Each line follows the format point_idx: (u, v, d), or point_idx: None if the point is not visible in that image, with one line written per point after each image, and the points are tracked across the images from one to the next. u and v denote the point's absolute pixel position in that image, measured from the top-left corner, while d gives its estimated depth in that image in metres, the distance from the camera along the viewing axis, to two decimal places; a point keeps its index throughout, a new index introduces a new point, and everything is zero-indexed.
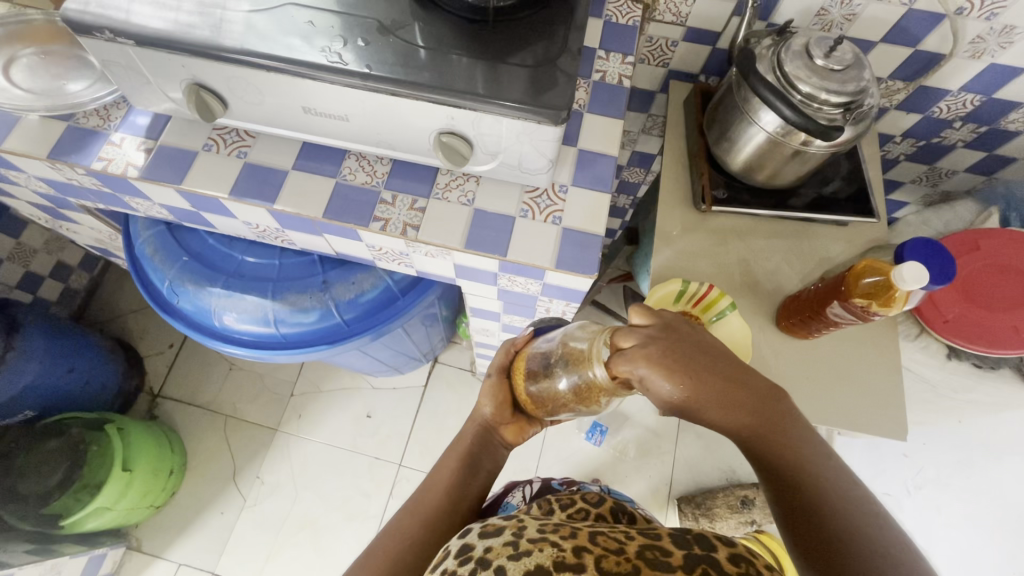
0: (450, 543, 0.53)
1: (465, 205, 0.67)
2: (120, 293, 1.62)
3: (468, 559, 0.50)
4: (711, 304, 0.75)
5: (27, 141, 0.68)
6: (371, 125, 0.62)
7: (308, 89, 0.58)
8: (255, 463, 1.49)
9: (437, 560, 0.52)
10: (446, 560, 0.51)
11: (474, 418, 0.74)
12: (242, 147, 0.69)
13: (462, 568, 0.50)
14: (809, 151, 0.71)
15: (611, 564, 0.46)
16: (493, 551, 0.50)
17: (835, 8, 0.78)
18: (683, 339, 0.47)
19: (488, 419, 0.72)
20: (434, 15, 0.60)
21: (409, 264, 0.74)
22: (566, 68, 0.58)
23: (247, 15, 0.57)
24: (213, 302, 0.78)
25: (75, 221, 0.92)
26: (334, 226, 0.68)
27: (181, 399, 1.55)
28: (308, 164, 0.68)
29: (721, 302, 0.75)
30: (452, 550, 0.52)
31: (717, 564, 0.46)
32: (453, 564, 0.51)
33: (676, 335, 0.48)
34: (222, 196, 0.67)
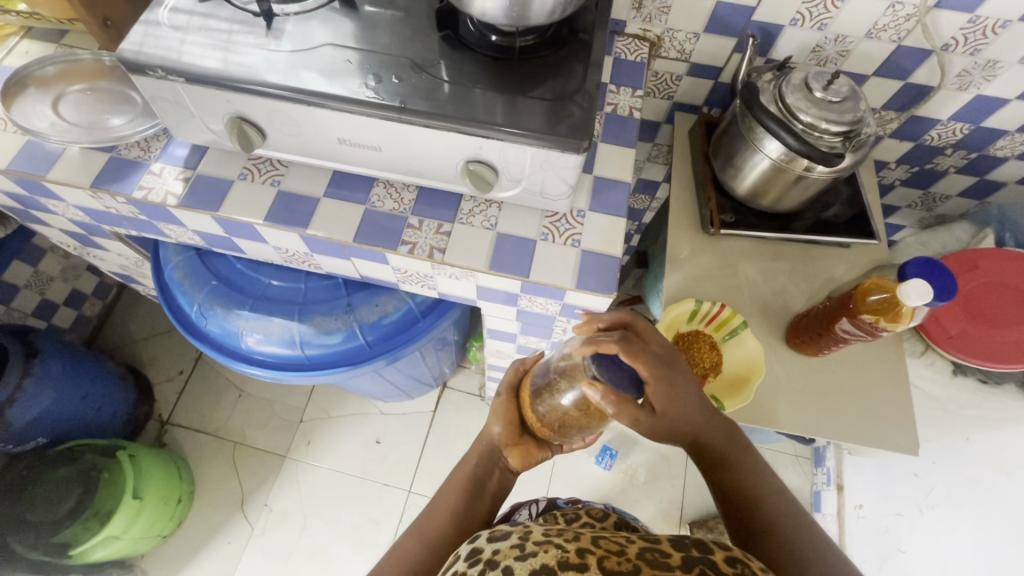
0: (461, 547, 0.55)
1: (488, 229, 0.71)
2: (133, 320, 1.64)
3: (478, 561, 0.52)
4: (723, 322, 0.79)
5: (72, 171, 0.71)
6: (401, 154, 0.65)
7: (344, 122, 0.62)
8: (263, 489, 1.48)
9: (448, 563, 0.54)
10: (457, 562, 0.53)
11: (482, 437, 0.75)
12: (276, 176, 0.72)
13: (471, 570, 0.52)
14: (812, 176, 0.75)
15: (612, 563, 0.48)
16: (501, 553, 0.52)
17: (830, 45, 0.83)
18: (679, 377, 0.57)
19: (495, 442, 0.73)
20: (461, 54, 0.65)
21: (432, 286, 0.76)
22: (585, 101, 0.63)
23: (289, 55, 0.62)
24: (241, 325, 0.80)
25: (104, 248, 0.95)
26: (362, 250, 0.71)
27: (191, 426, 1.55)
28: (339, 191, 0.72)
29: (733, 321, 0.79)
30: (462, 553, 0.54)
31: (713, 565, 0.48)
32: (463, 566, 0.53)
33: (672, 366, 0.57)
34: (256, 222, 0.70)
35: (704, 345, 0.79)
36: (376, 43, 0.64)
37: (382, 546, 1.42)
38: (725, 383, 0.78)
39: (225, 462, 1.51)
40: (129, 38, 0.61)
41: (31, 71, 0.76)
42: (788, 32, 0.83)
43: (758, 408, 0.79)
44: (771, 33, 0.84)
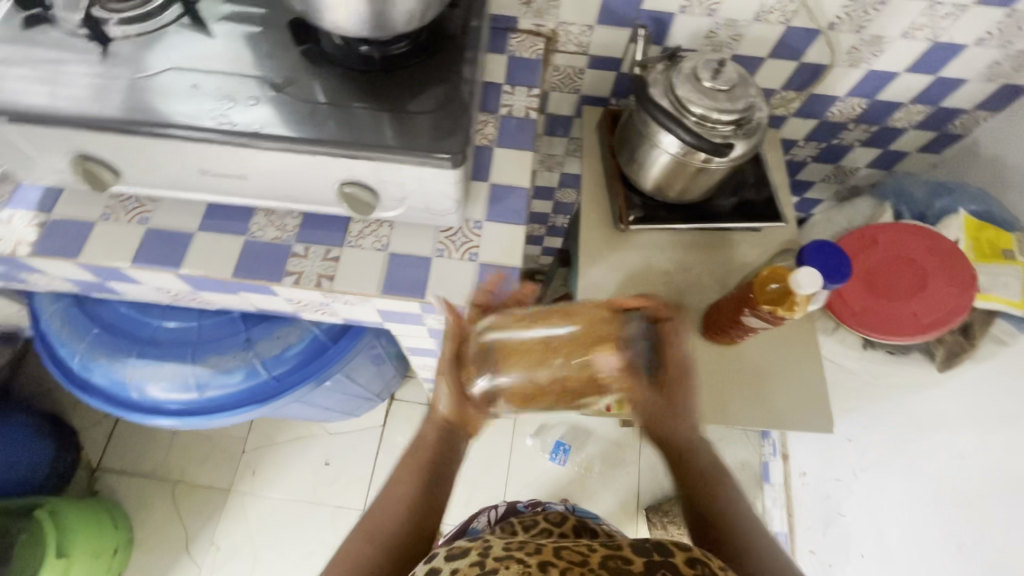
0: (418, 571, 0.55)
1: (380, 250, 0.67)
2: None
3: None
4: None
5: None
6: (272, 179, 0.60)
7: (200, 153, 0.57)
8: (209, 527, 1.42)
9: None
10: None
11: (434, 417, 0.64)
12: (143, 212, 0.67)
13: None
14: (711, 167, 0.74)
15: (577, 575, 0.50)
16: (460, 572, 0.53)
17: (722, 30, 0.82)
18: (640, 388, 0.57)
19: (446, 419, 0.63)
20: (325, 68, 0.60)
21: (333, 313, 0.72)
22: (463, 109, 0.60)
23: (128, 82, 0.56)
24: (130, 375, 0.74)
25: None
26: (246, 284, 0.66)
27: (124, 470, 1.46)
28: (215, 223, 0.67)
29: None
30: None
31: (672, 566, 0.51)
32: None
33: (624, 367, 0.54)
34: (123, 266, 0.64)
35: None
36: (234, 62, 0.59)
37: None
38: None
39: (165, 505, 1.44)
40: None
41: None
42: (680, 19, 0.81)
43: None
44: (663, 22, 0.82)
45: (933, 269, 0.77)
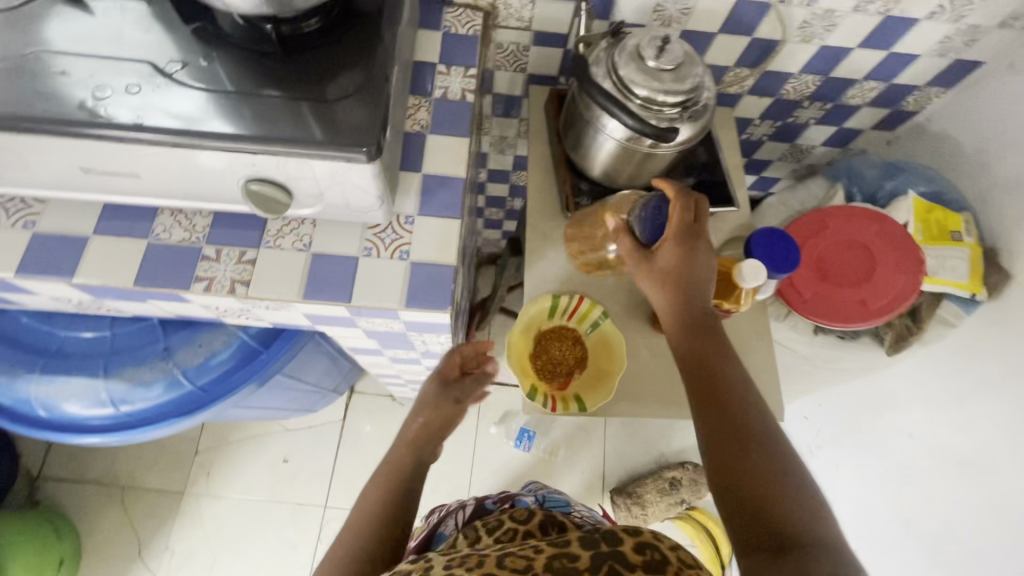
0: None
1: (301, 250, 0.62)
2: None
3: None
4: (584, 315, 0.80)
5: None
6: (167, 176, 0.54)
7: (79, 150, 0.50)
8: (163, 531, 1.37)
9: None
10: None
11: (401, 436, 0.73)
12: (29, 215, 0.60)
13: None
14: (658, 152, 0.70)
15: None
16: None
17: (669, 3, 0.77)
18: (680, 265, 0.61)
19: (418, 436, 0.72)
20: (221, 49, 0.54)
21: (256, 318, 0.67)
22: (379, 95, 0.54)
23: None
24: (35, 392, 0.68)
25: None
26: (151, 292, 0.60)
27: (68, 478, 1.39)
28: (112, 226, 0.60)
29: (593, 312, 0.80)
30: None
31: (623, 559, 0.48)
32: None
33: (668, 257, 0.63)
34: (7, 276, 0.58)
35: (568, 339, 0.81)
36: (112, 45, 0.52)
37: (301, 568, 1.36)
38: (593, 378, 0.79)
39: (115, 512, 1.38)
40: None
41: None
42: None
43: (627, 398, 0.77)
44: None
45: (881, 253, 0.76)
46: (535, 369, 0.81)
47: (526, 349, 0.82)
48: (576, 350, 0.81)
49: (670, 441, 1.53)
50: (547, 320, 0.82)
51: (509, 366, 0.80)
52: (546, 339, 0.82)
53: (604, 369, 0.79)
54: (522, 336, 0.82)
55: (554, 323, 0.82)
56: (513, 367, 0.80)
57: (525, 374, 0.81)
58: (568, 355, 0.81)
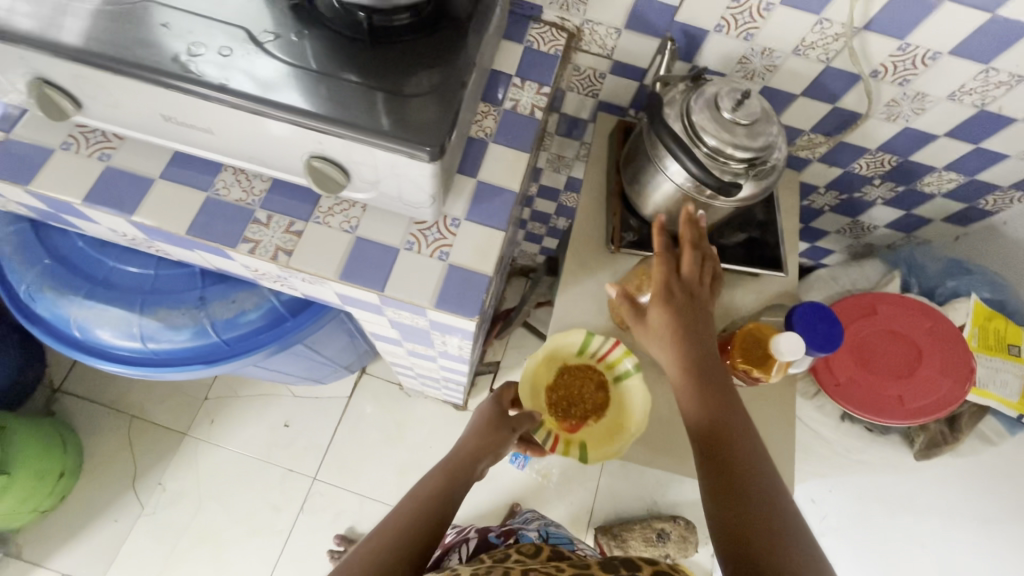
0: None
1: (346, 232, 0.63)
2: None
3: None
4: (614, 362, 0.78)
5: None
6: (237, 137, 0.56)
7: (164, 98, 0.53)
8: (159, 467, 1.41)
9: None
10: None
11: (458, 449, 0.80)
12: (105, 148, 0.63)
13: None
14: (715, 203, 0.69)
15: None
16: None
17: (756, 57, 0.76)
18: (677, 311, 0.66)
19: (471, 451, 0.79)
20: (312, 28, 0.56)
21: (290, 287, 0.68)
22: (452, 98, 0.55)
23: (100, 10, 0.52)
24: (75, 313, 0.71)
25: None
26: (200, 243, 0.62)
27: (84, 396, 1.45)
28: (178, 172, 0.63)
29: (624, 362, 0.77)
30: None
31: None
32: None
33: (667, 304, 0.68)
34: (74, 201, 0.61)
35: (591, 382, 0.79)
36: (215, 7, 0.54)
37: (280, 534, 1.37)
38: (605, 428, 0.78)
39: (115, 438, 1.43)
40: None
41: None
42: (713, 39, 0.75)
43: (636, 442, 0.76)
44: (695, 38, 0.76)
45: (929, 351, 0.72)
46: (548, 401, 0.81)
47: (544, 377, 0.81)
48: (596, 394, 0.79)
49: (666, 492, 1.49)
50: (575, 356, 0.79)
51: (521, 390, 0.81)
52: (567, 372, 0.80)
53: (619, 423, 0.77)
54: (543, 364, 0.81)
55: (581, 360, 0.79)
56: (523, 392, 0.81)
57: (535, 401, 0.81)
58: (585, 396, 0.80)
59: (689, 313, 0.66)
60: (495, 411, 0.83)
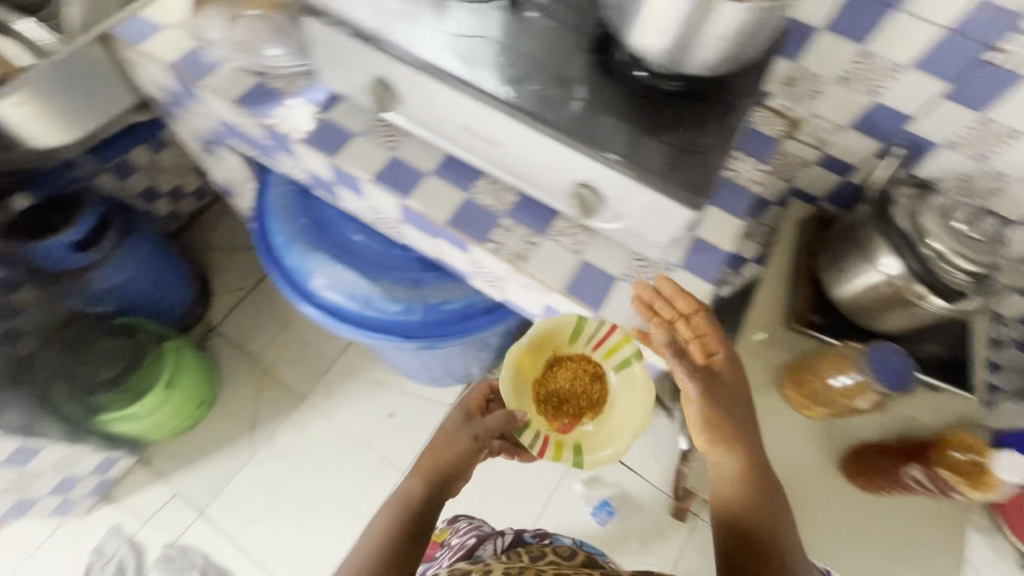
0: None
1: (574, 252, 0.70)
2: (215, 229, 1.74)
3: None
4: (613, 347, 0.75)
5: (226, 86, 0.78)
6: (517, 155, 0.66)
7: (476, 113, 0.64)
8: (275, 421, 1.54)
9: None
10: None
11: (429, 453, 0.80)
12: (393, 140, 0.75)
13: None
14: (924, 307, 0.69)
15: None
16: None
17: (982, 176, 0.78)
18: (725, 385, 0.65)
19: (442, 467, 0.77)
20: (604, 79, 0.64)
21: (502, 289, 0.77)
22: (714, 159, 0.60)
23: (449, 36, 0.65)
24: (315, 267, 0.84)
25: (220, 159, 1.03)
26: (450, 233, 0.72)
27: (232, 341, 1.63)
28: (446, 171, 0.74)
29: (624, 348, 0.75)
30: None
31: None
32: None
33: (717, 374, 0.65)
34: (363, 177, 0.73)
35: (585, 371, 0.81)
36: (533, 50, 0.66)
37: (363, 516, 1.43)
38: (611, 430, 0.80)
39: (248, 382, 1.58)
40: None
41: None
42: (941, 152, 0.78)
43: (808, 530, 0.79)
44: (921, 148, 0.79)
45: None
46: (535, 395, 0.82)
47: (530, 368, 0.83)
48: (589, 386, 0.82)
49: None
50: (568, 348, 0.80)
51: (504, 382, 0.80)
52: (558, 364, 0.82)
53: (624, 423, 0.79)
54: (527, 353, 0.81)
55: (568, 350, 0.80)
56: (506, 391, 0.80)
57: (520, 398, 0.81)
58: (580, 390, 0.83)
59: (730, 386, 0.65)
60: (461, 417, 0.85)
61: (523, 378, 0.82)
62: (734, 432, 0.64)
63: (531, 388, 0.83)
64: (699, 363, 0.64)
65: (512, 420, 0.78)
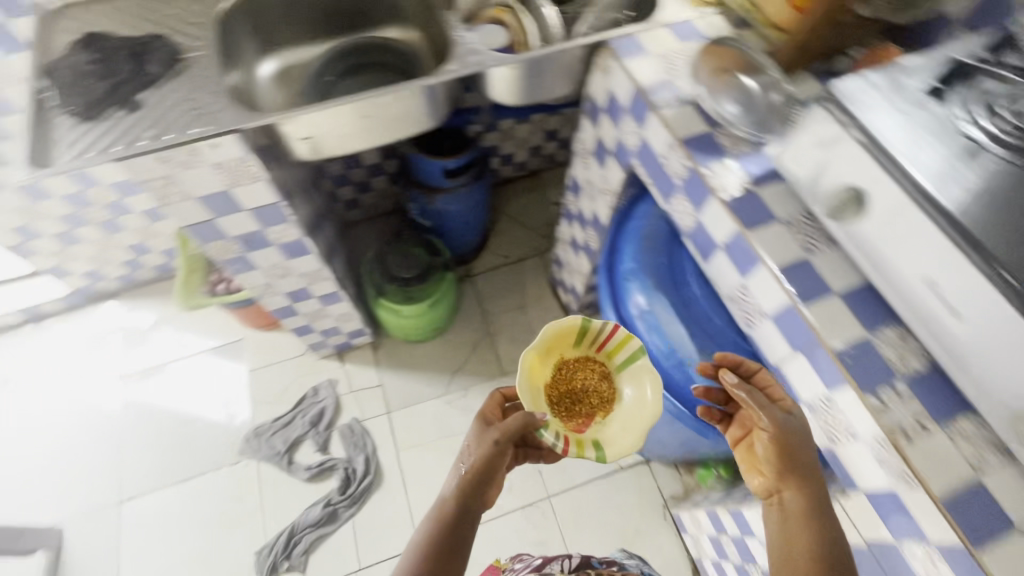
0: None
1: (970, 464, 0.60)
2: (512, 198, 1.94)
3: None
4: (621, 343, 0.86)
5: (680, 122, 0.84)
6: (980, 340, 0.57)
7: (966, 282, 0.56)
8: (473, 379, 1.64)
9: None
10: None
11: (451, 478, 0.79)
12: (811, 244, 0.73)
13: None
14: None
15: None
16: None
17: None
18: (794, 428, 0.69)
19: (464, 483, 0.78)
20: None
21: (835, 441, 0.71)
22: None
23: (981, 193, 0.58)
24: (653, 300, 0.98)
25: (598, 167, 1.11)
26: (828, 360, 0.67)
27: (476, 293, 1.79)
28: (854, 302, 0.70)
29: (635, 345, 0.85)
30: None
31: None
32: None
33: (788, 426, 0.69)
34: (767, 263, 0.72)
35: (597, 371, 0.87)
36: None
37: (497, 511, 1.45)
38: (616, 423, 0.83)
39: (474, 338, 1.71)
40: (848, 88, 0.66)
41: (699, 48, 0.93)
42: None
43: None
44: None
45: None
46: (549, 397, 0.83)
47: (543, 370, 0.85)
48: (600, 386, 0.86)
49: None
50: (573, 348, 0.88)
51: (522, 390, 0.80)
52: (570, 367, 0.87)
53: (629, 419, 0.82)
54: (541, 357, 0.85)
55: (579, 352, 0.89)
56: (526, 394, 0.80)
57: (535, 402, 0.81)
58: (592, 390, 0.85)
59: (799, 443, 0.68)
60: (479, 426, 0.83)
61: (535, 387, 0.83)
62: (791, 467, 0.67)
63: (543, 393, 0.83)
64: (770, 403, 0.70)
65: (533, 420, 0.76)
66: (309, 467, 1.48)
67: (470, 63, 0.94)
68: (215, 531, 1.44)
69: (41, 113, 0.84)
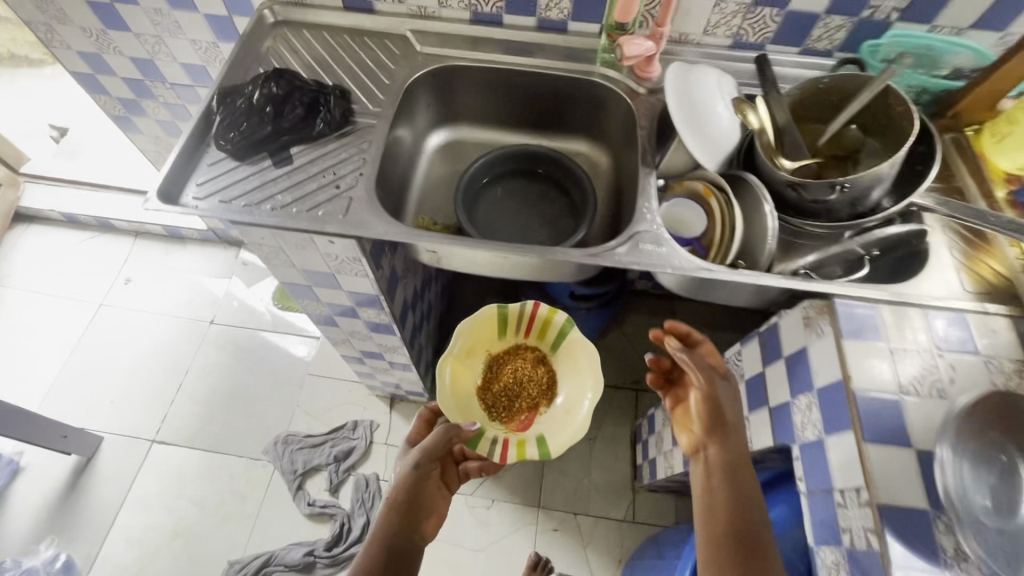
0: None
1: None
2: (633, 314, 1.72)
3: None
4: (548, 321, 0.87)
5: (885, 479, 0.58)
6: None
7: None
8: (505, 493, 1.49)
9: None
10: None
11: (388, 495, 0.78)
12: None
13: None
14: None
15: None
16: None
17: None
18: (727, 398, 0.69)
19: (402, 493, 0.78)
20: None
21: None
22: None
23: None
24: None
25: (744, 400, 0.88)
26: None
27: None
28: None
29: (558, 318, 0.86)
30: None
31: None
32: None
33: (713, 375, 0.70)
34: None
35: (528, 357, 0.88)
36: None
37: None
38: (558, 414, 0.82)
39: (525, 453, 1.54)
40: None
41: (960, 361, 0.65)
42: None
43: None
44: None
45: None
46: (480, 402, 0.84)
47: (472, 372, 0.86)
48: (536, 373, 0.87)
49: None
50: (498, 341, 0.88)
51: (447, 400, 0.80)
52: (499, 360, 0.88)
53: (570, 411, 0.82)
54: (467, 359, 0.86)
55: (506, 344, 0.89)
56: (452, 413, 0.80)
57: (465, 412, 0.82)
58: (530, 381, 0.87)
59: (725, 409, 0.68)
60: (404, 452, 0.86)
61: (464, 395, 0.84)
62: (719, 428, 0.67)
63: (474, 398, 0.85)
64: (710, 367, 0.71)
65: (454, 432, 0.78)
66: (313, 504, 1.43)
67: (648, 258, 0.74)
68: (208, 515, 1.43)
69: (199, 136, 0.80)
